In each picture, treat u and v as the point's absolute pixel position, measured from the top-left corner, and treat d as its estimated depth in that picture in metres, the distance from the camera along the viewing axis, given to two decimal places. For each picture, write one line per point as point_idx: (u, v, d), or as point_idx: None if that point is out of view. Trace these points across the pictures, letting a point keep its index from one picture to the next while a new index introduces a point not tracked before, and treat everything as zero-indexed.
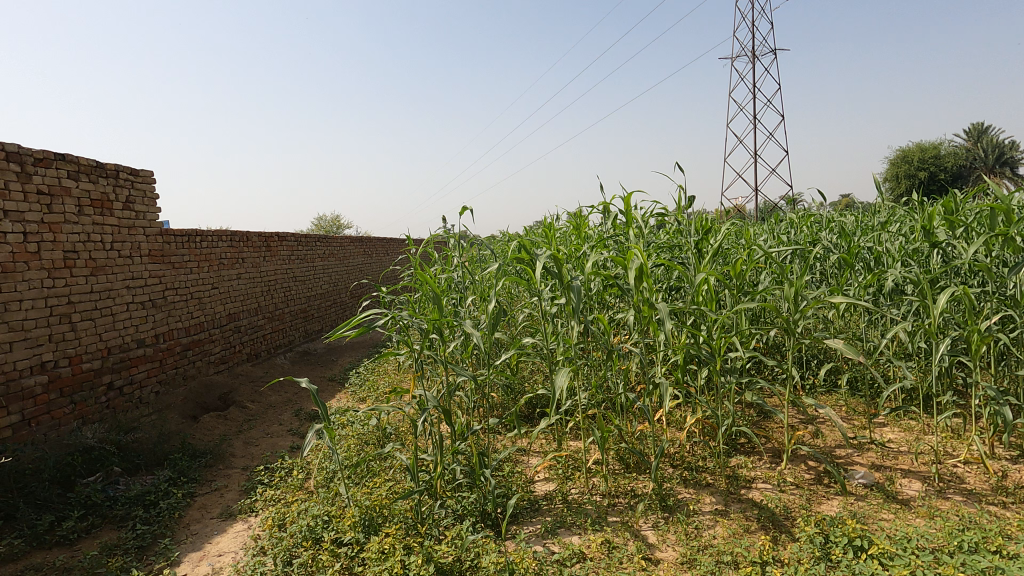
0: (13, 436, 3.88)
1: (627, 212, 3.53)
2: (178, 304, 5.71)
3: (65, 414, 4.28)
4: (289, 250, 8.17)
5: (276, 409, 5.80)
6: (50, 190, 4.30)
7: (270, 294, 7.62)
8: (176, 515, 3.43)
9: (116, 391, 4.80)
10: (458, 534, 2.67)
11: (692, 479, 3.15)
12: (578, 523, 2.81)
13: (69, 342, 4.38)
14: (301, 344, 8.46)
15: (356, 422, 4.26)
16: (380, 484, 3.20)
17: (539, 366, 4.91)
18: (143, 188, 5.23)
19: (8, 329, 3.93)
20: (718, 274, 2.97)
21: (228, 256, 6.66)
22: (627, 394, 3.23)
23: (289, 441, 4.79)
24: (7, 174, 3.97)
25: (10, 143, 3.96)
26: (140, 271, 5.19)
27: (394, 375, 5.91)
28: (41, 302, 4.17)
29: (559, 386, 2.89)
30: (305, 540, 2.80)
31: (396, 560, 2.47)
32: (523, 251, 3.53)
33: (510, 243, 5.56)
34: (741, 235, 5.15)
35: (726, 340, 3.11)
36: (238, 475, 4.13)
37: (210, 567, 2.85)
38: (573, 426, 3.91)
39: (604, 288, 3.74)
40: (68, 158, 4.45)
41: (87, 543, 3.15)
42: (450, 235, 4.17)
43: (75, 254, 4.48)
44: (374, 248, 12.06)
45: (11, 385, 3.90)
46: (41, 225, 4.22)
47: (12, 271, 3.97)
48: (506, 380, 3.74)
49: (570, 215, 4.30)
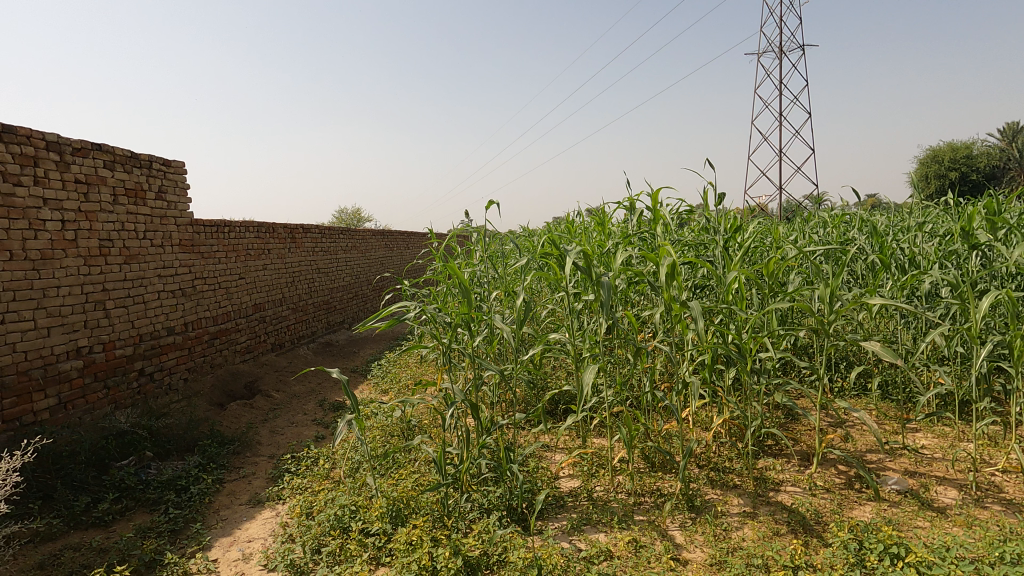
0: (49, 419, 3.99)
1: (655, 208, 3.48)
2: (207, 293, 5.82)
3: (99, 398, 4.40)
4: (313, 242, 8.26)
5: (300, 399, 5.91)
6: (87, 179, 4.39)
7: (294, 286, 7.73)
8: (207, 501, 3.50)
9: (147, 377, 4.92)
10: (485, 528, 2.67)
11: (719, 479, 3.12)
12: (604, 521, 2.80)
13: (103, 328, 4.49)
14: (323, 334, 8.56)
15: (380, 413, 4.35)
16: (406, 476, 3.22)
17: (563, 363, 4.91)
18: (174, 178, 5.32)
19: (47, 315, 4.03)
20: (750, 272, 2.90)
21: (255, 247, 6.76)
22: (654, 392, 3.18)
23: (314, 430, 4.86)
24: (47, 163, 4.07)
25: (50, 133, 4.06)
26: (171, 261, 5.28)
27: (417, 368, 5.93)
28: (77, 289, 4.27)
29: (586, 383, 2.86)
30: (332, 529, 2.84)
31: (425, 552, 2.47)
32: (550, 247, 3.50)
33: (532, 238, 5.55)
34: (769, 234, 5.05)
35: (756, 340, 3.02)
36: (266, 463, 4.18)
37: (241, 553, 2.89)
38: (598, 424, 3.90)
39: (630, 285, 3.70)
40: (104, 148, 4.54)
41: (122, 524, 3.22)
42: (475, 230, 4.14)
43: (110, 242, 4.59)
44: (395, 242, 12.15)
45: (49, 369, 4.01)
46: (78, 214, 4.31)
47: (50, 258, 4.07)
48: (530, 375, 3.74)
49: (595, 212, 4.26)
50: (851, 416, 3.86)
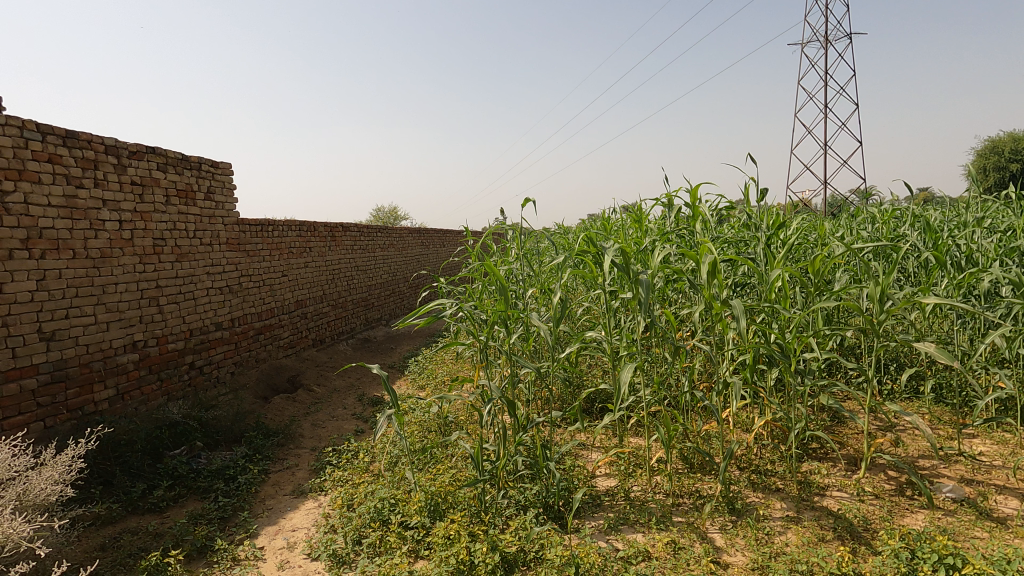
0: (109, 409, 4.22)
1: (694, 204, 3.42)
2: (252, 290, 6.02)
3: (153, 390, 4.62)
4: (352, 240, 8.44)
5: (340, 393, 6.06)
6: (142, 181, 4.60)
7: (334, 283, 7.92)
8: (254, 491, 3.63)
9: (197, 370, 5.13)
10: (522, 525, 2.68)
11: (760, 482, 3.04)
12: (641, 522, 2.77)
13: (157, 323, 4.71)
14: (361, 331, 8.74)
15: (418, 409, 4.42)
16: (443, 472, 3.27)
17: (599, 361, 4.88)
18: (222, 179, 5.52)
19: (106, 310, 4.25)
20: (794, 270, 2.82)
21: (297, 245, 6.95)
22: (693, 392, 3.13)
23: (354, 424, 4.98)
24: (106, 166, 4.28)
25: (109, 137, 4.27)
26: (219, 259, 5.49)
27: (453, 365, 5.99)
28: (133, 285, 4.48)
29: (623, 381, 2.84)
30: (373, 521, 2.90)
31: (463, 547, 2.50)
32: (587, 245, 3.48)
33: (568, 235, 5.53)
34: (813, 230, 4.90)
35: (801, 340, 2.94)
36: (308, 456, 4.31)
37: (286, 541, 2.99)
38: (634, 423, 3.86)
39: (668, 283, 3.65)
40: (157, 151, 4.74)
41: (175, 511, 3.38)
42: (511, 227, 4.16)
43: (163, 241, 4.80)
44: (431, 240, 12.30)
45: (108, 362, 4.23)
46: (135, 214, 4.53)
47: (109, 257, 4.28)
48: (566, 373, 3.73)
49: (632, 208, 4.22)
50: (902, 420, 3.71)
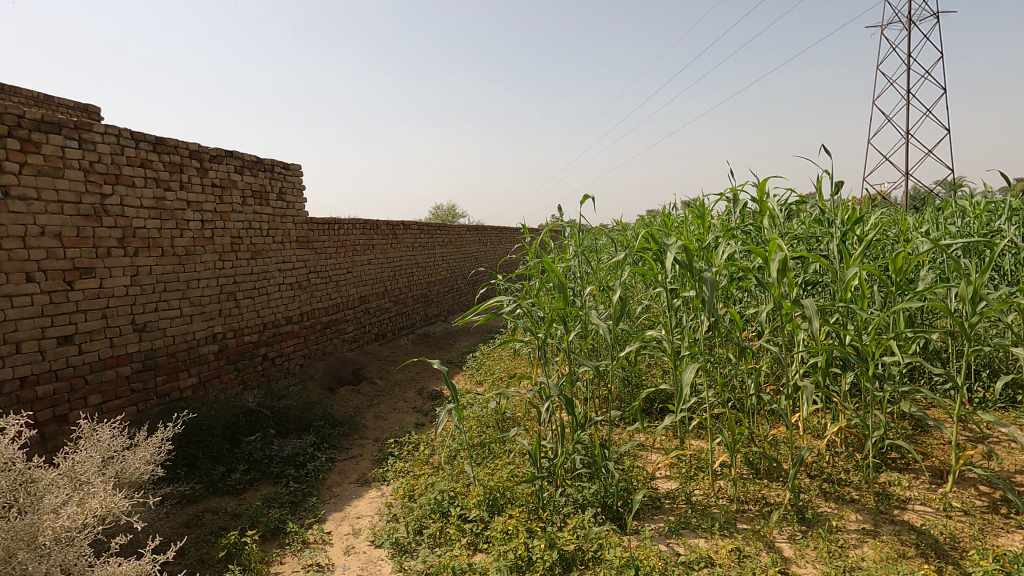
0: (192, 395, 4.54)
1: (762, 199, 3.28)
2: (320, 286, 6.29)
3: (231, 379, 4.93)
4: (412, 238, 8.65)
5: (401, 387, 6.23)
6: (222, 183, 4.90)
7: (395, 279, 8.15)
8: (321, 478, 3.80)
9: (270, 362, 5.42)
10: (581, 524, 2.67)
11: (833, 492, 2.89)
12: (704, 527, 2.70)
13: (234, 316, 5.01)
14: (421, 326, 8.96)
15: (476, 404, 4.48)
16: (501, 467, 3.30)
17: (659, 361, 4.78)
18: (293, 180, 5.80)
19: (190, 304, 4.57)
20: (873, 268, 2.64)
21: (361, 243, 7.20)
22: (759, 395, 3.00)
23: (414, 417, 5.11)
24: (191, 170, 4.59)
25: (193, 143, 4.58)
26: (290, 256, 5.77)
27: (510, 361, 6.03)
28: (214, 281, 4.79)
29: (685, 382, 2.76)
30: (433, 513, 2.97)
31: (521, 542, 2.52)
32: (647, 242, 3.41)
33: (627, 232, 5.44)
34: (894, 225, 4.58)
35: (881, 343, 2.76)
36: (371, 446, 4.46)
37: (351, 528, 3.12)
38: (696, 426, 3.76)
39: (733, 281, 3.52)
40: (235, 155, 5.04)
41: (251, 493, 3.59)
42: (569, 224, 4.14)
43: (240, 239, 5.10)
44: (489, 237, 12.42)
45: (191, 352, 4.54)
46: (215, 214, 4.83)
47: (193, 254, 4.60)
48: (625, 372, 3.68)
49: (695, 204, 4.09)
50: (995, 431, 3.42)
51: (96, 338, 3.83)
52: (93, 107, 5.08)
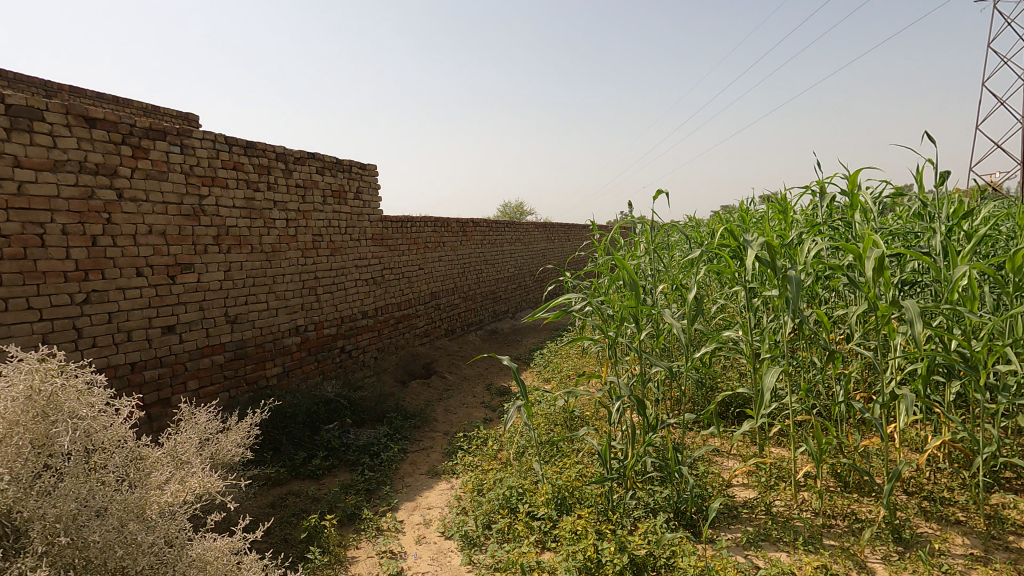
0: (277, 384, 4.83)
1: (853, 192, 3.04)
2: (393, 281, 6.50)
3: (311, 369, 5.19)
4: (481, 235, 8.76)
5: (470, 382, 6.34)
6: (304, 183, 5.17)
7: (465, 276, 8.28)
8: (394, 467, 3.93)
9: (347, 354, 5.67)
10: (652, 529, 2.59)
11: (935, 512, 2.64)
12: (786, 540, 2.55)
13: (315, 310, 5.27)
14: (489, 323, 9.07)
15: (544, 402, 4.47)
16: (570, 466, 3.27)
17: (735, 363, 4.57)
18: (369, 180, 6.02)
19: (276, 298, 4.85)
20: (988, 266, 2.37)
21: (432, 240, 7.37)
22: (849, 403, 2.79)
23: (482, 413, 5.18)
24: (277, 171, 4.87)
25: (279, 146, 4.85)
26: (365, 253, 6.01)
27: (578, 360, 5.98)
28: (297, 276, 5.06)
29: (767, 386, 2.60)
30: (501, 508, 3.00)
31: (590, 544, 2.48)
32: (725, 238, 3.25)
33: (702, 228, 5.23)
34: (1009, 219, 4.13)
35: (995, 350, 2.48)
36: (441, 439, 4.56)
37: (422, 518, 3.20)
38: (777, 432, 3.56)
39: (820, 280, 3.29)
40: (317, 157, 5.29)
41: (330, 479, 3.77)
42: (640, 221, 4.03)
43: (321, 237, 5.36)
44: (557, 234, 12.37)
45: (276, 343, 4.83)
46: (298, 213, 5.10)
47: (278, 251, 4.88)
48: (699, 374, 3.54)
49: (777, 198, 3.87)
50: None
51: (194, 328, 4.15)
52: (193, 115, 5.51)
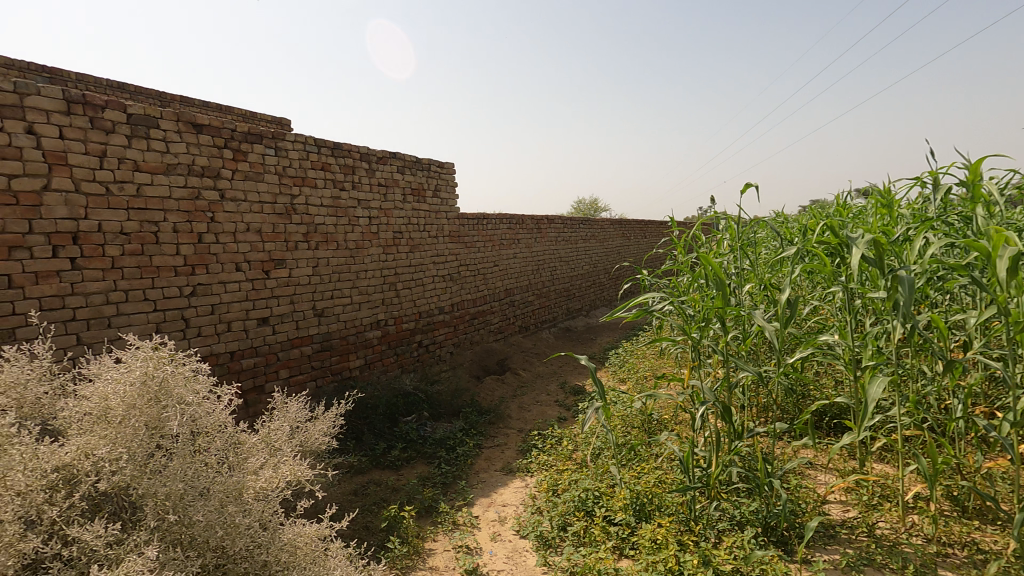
0: (359, 375, 5.03)
1: (977, 183, 2.71)
2: (469, 278, 6.59)
3: (391, 362, 5.37)
4: (556, 232, 8.71)
5: (543, 379, 6.31)
6: (386, 182, 5.34)
7: (539, 273, 8.27)
8: (469, 462, 3.98)
9: (424, 348, 5.81)
10: (739, 544, 2.44)
11: None
12: (892, 567, 2.32)
13: (394, 305, 5.44)
14: (563, 320, 9.00)
15: (620, 403, 4.37)
16: (649, 471, 3.16)
17: (830, 369, 4.24)
18: (447, 178, 6.13)
19: (359, 293, 5.05)
20: None
21: (507, 237, 7.41)
22: (971, 419, 2.50)
23: (556, 411, 5.14)
24: (361, 171, 5.06)
25: (363, 146, 5.03)
26: (442, 250, 6.12)
27: (656, 361, 5.79)
28: (378, 272, 5.25)
29: (872, 397, 2.34)
30: (577, 510, 2.94)
31: (671, 555, 2.38)
32: (823, 234, 3.00)
33: (793, 224, 4.89)
34: None
35: None
36: (515, 436, 4.57)
37: (497, 515, 3.21)
38: (880, 447, 3.26)
39: (935, 281, 2.97)
40: (398, 156, 5.45)
41: (408, 470, 3.87)
42: (726, 217, 3.82)
43: (401, 234, 5.52)
44: (633, 231, 12.07)
45: (359, 336, 5.03)
46: (380, 211, 5.28)
47: (361, 248, 5.07)
48: (790, 380, 3.31)
49: (882, 191, 3.53)
50: None
51: (285, 320, 4.40)
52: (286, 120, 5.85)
